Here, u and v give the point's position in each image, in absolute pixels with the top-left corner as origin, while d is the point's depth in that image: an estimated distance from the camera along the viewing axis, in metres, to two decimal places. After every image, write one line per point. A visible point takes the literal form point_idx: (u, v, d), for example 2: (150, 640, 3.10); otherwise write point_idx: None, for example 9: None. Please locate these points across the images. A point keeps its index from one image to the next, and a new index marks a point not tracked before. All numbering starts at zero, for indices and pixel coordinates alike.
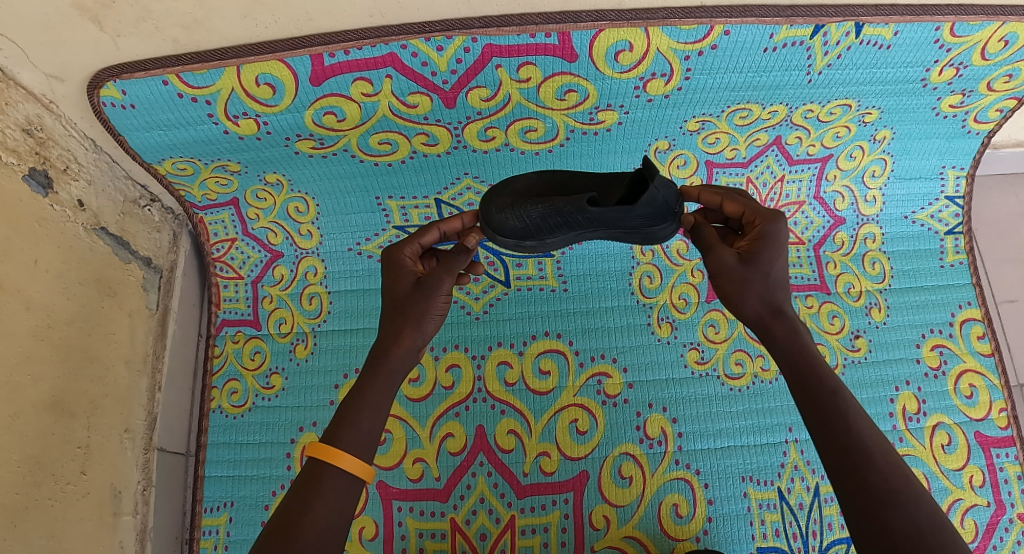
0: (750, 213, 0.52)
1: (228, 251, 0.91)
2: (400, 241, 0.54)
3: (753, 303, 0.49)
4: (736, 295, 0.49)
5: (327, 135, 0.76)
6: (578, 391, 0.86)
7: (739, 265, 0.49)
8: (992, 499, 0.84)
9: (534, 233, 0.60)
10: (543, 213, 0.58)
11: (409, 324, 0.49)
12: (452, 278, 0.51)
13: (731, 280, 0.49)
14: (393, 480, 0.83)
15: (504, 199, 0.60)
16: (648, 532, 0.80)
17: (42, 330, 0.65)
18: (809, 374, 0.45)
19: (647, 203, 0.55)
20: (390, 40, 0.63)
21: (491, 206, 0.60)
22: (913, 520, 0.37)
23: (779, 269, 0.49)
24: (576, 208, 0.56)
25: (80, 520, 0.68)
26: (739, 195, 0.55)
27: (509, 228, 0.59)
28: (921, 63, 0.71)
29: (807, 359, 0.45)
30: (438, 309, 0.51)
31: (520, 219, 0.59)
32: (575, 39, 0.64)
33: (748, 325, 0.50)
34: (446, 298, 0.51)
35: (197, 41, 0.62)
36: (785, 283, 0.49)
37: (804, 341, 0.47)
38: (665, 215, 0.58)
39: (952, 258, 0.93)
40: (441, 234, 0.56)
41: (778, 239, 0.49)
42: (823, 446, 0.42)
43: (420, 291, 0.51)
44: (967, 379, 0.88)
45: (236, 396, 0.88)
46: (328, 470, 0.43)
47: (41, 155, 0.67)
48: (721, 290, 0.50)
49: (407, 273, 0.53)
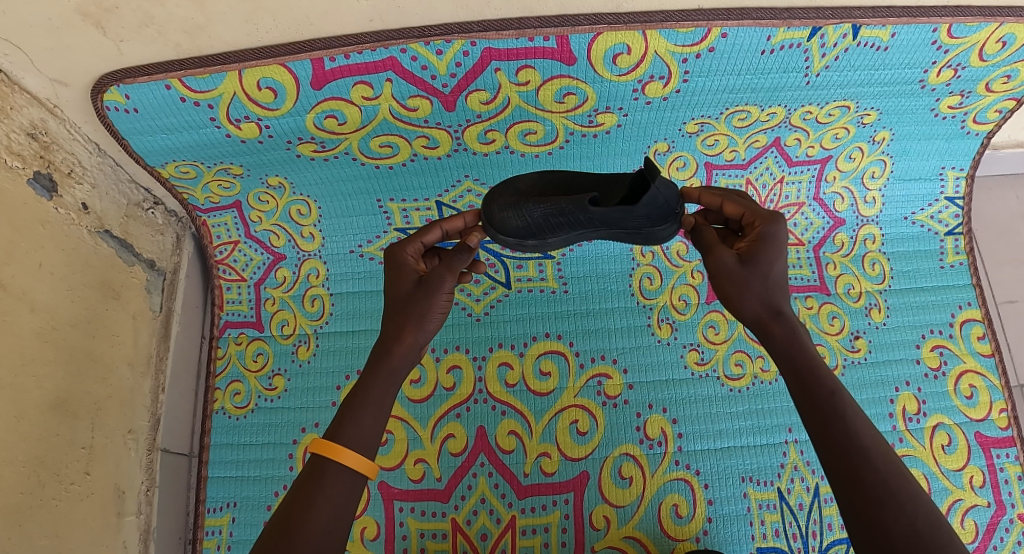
0: (750, 214, 0.52)
1: (231, 253, 0.92)
2: (403, 240, 0.55)
3: (751, 303, 0.49)
4: (736, 296, 0.49)
5: (328, 138, 0.76)
6: (578, 392, 0.86)
7: (738, 266, 0.49)
8: (992, 499, 0.84)
9: (535, 232, 0.60)
10: (546, 213, 0.59)
11: (411, 321, 0.50)
12: (453, 277, 0.51)
13: (731, 281, 0.49)
14: (395, 481, 0.84)
15: (506, 199, 0.61)
16: (648, 532, 0.81)
17: (47, 332, 0.66)
18: (808, 374, 0.45)
19: (649, 203, 0.56)
20: (389, 44, 0.63)
21: (493, 205, 0.61)
22: (911, 520, 0.37)
23: (779, 270, 0.49)
24: (578, 207, 0.58)
25: (84, 520, 0.69)
26: (739, 196, 0.55)
27: (511, 227, 0.60)
28: (919, 64, 0.71)
29: (805, 358, 0.46)
30: (439, 308, 0.51)
31: (522, 218, 0.60)
32: (574, 43, 0.65)
33: (748, 325, 0.50)
34: (448, 297, 0.52)
35: (199, 46, 0.62)
36: (784, 283, 0.49)
37: (802, 341, 0.47)
38: (667, 216, 0.59)
39: (952, 259, 0.93)
40: (444, 233, 0.57)
41: (778, 239, 0.49)
42: (821, 445, 0.42)
43: (422, 290, 0.51)
44: (967, 379, 0.88)
45: (239, 397, 0.89)
46: (331, 467, 0.44)
47: (46, 158, 0.68)
48: (721, 291, 0.50)
49: (408, 272, 0.53)
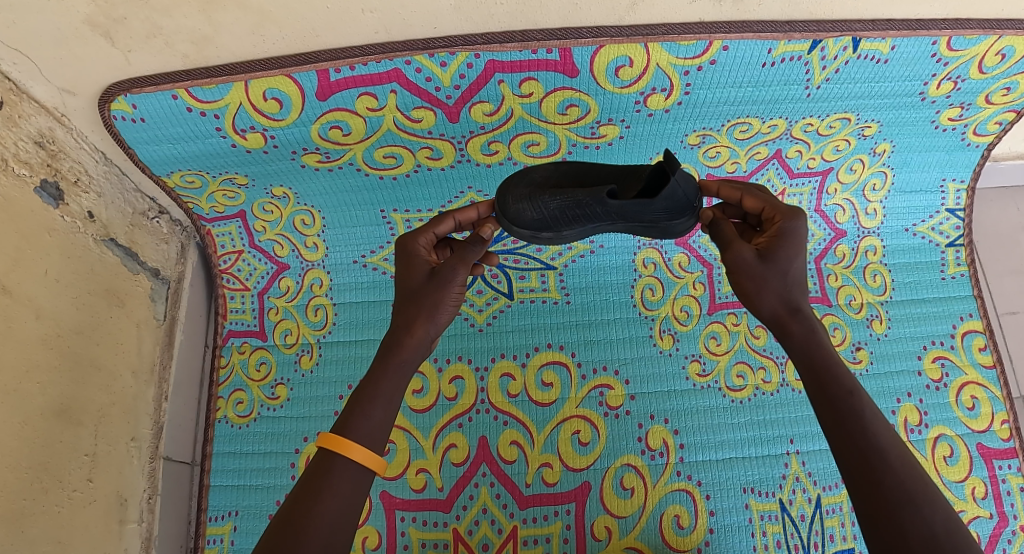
0: (770, 209, 0.52)
1: (235, 263, 0.93)
2: (415, 231, 0.55)
3: (770, 301, 0.48)
4: (754, 293, 0.49)
5: (333, 149, 0.77)
6: (579, 402, 0.86)
7: (758, 262, 0.49)
8: (994, 510, 0.84)
9: (551, 225, 0.61)
10: (561, 205, 0.60)
11: (423, 314, 0.50)
12: (466, 269, 0.51)
13: (750, 278, 0.49)
14: (397, 490, 0.84)
15: (521, 191, 0.62)
16: (649, 543, 0.80)
17: (52, 339, 0.66)
18: (825, 373, 0.45)
19: (668, 196, 0.57)
20: (394, 56, 0.64)
21: (508, 196, 0.61)
22: (928, 523, 0.37)
23: (797, 267, 0.49)
24: (596, 200, 0.58)
25: (86, 527, 0.69)
26: (759, 191, 0.55)
27: (526, 219, 0.60)
28: (920, 76, 0.71)
29: (824, 357, 0.46)
30: (451, 300, 0.51)
31: (537, 211, 0.60)
32: (576, 55, 0.65)
33: (765, 324, 0.50)
34: (460, 289, 0.51)
35: (207, 57, 0.63)
36: (803, 281, 0.49)
37: (820, 340, 0.47)
38: (684, 210, 0.59)
39: (953, 271, 0.94)
40: (456, 224, 0.57)
41: (798, 236, 0.50)
42: (840, 447, 0.42)
43: (434, 281, 0.51)
44: (969, 390, 0.88)
45: (241, 406, 0.89)
46: (339, 462, 0.44)
47: (52, 167, 0.69)
48: (739, 288, 0.50)
49: (421, 263, 0.53)
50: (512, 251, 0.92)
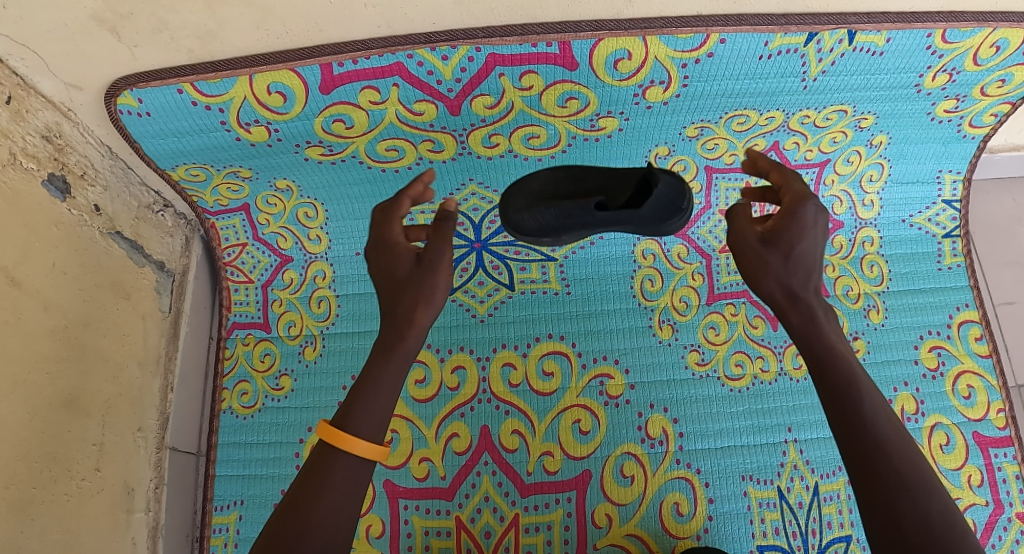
0: (784, 191, 0.53)
1: (239, 255, 0.94)
2: (385, 223, 0.54)
3: (772, 283, 0.49)
4: (758, 275, 0.49)
5: (335, 142, 0.78)
6: (580, 392, 0.88)
7: (761, 246, 0.50)
8: (990, 498, 0.85)
9: (549, 232, 0.63)
10: (556, 215, 0.61)
11: (420, 302, 0.49)
12: (450, 245, 0.51)
13: (754, 259, 0.50)
14: (400, 479, 0.85)
15: (521, 200, 0.65)
16: (649, 530, 0.81)
17: (60, 330, 0.68)
18: (825, 357, 0.46)
19: (655, 204, 0.57)
20: (396, 50, 0.65)
21: (510, 207, 0.65)
22: (923, 509, 0.38)
23: (805, 249, 0.49)
24: (585, 211, 0.59)
25: (94, 516, 0.70)
26: (790, 170, 0.55)
27: (526, 228, 0.63)
28: (915, 68, 0.72)
29: (825, 341, 0.46)
30: (444, 281, 0.51)
31: (535, 220, 0.63)
32: (576, 48, 0.66)
33: (767, 306, 0.51)
34: (450, 268, 0.51)
35: (212, 51, 0.64)
36: (813, 263, 0.49)
37: (821, 324, 0.47)
38: (675, 213, 0.58)
39: (950, 261, 0.95)
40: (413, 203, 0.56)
41: (806, 219, 0.50)
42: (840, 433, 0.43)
43: (423, 266, 0.51)
44: (965, 380, 0.89)
45: (246, 397, 0.90)
46: (339, 456, 0.44)
47: (59, 161, 0.70)
48: (744, 269, 0.51)
49: (404, 250, 0.53)
50: (513, 242, 0.93)
